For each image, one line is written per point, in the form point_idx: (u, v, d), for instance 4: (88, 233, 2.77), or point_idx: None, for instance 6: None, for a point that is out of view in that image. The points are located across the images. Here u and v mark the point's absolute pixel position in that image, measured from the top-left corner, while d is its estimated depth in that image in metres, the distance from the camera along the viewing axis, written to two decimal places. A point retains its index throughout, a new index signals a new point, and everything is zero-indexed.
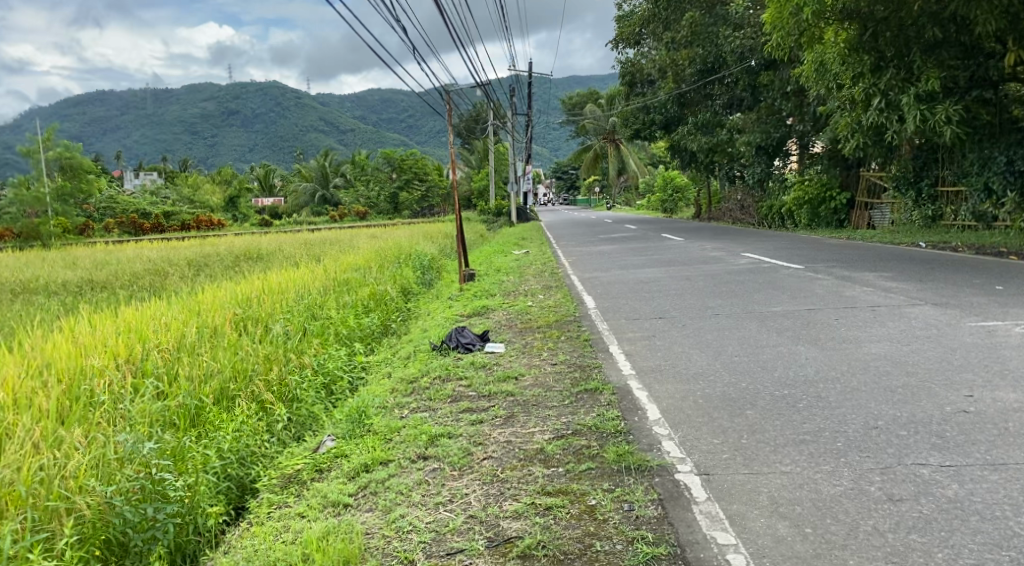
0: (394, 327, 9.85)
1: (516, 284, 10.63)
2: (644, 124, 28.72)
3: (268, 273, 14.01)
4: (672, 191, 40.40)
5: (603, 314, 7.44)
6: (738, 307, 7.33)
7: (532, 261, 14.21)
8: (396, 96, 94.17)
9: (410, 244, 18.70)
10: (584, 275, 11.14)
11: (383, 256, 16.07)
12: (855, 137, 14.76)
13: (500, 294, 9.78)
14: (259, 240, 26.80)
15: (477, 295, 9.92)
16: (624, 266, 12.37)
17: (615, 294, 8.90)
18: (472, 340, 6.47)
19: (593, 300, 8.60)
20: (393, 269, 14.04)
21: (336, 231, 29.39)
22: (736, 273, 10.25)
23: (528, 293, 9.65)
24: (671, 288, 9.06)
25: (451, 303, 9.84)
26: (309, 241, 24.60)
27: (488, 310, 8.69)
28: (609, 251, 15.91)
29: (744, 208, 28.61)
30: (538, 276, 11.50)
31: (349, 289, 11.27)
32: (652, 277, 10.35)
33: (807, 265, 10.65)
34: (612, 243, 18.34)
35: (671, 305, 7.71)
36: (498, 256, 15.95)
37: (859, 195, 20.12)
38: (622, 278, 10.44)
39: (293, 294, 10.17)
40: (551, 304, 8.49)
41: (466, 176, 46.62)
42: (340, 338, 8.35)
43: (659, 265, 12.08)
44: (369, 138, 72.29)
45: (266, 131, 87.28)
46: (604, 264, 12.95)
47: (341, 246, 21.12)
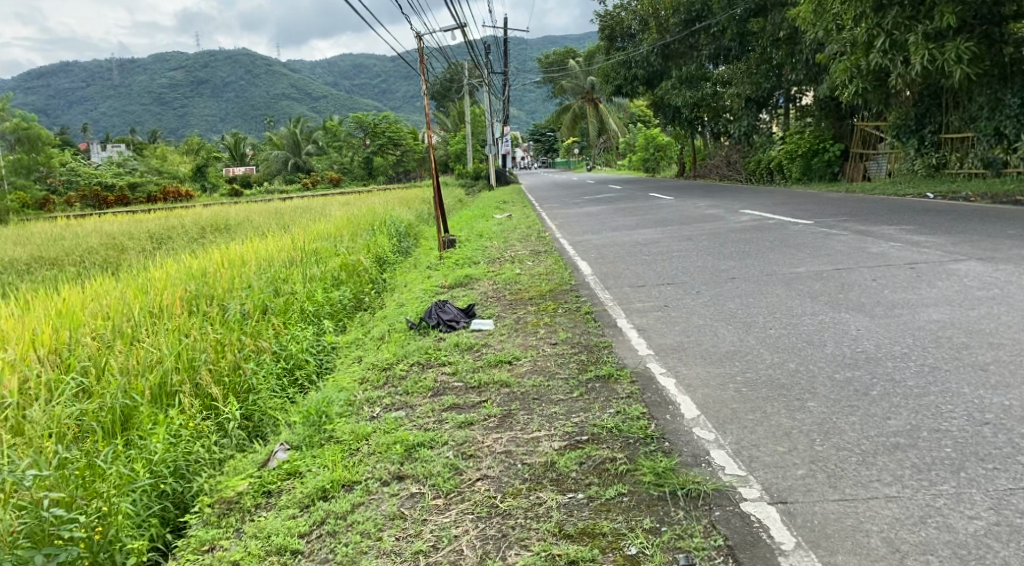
0: (369, 302, 8.97)
1: (501, 250, 9.76)
2: (625, 80, 27.68)
3: (231, 245, 13.05)
4: (654, 150, 39.46)
5: (603, 281, 6.60)
6: (756, 268, 6.50)
7: (515, 225, 13.32)
8: (369, 60, 92.02)
9: (385, 211, 17.74)
10: (574, 239, 10.32)
11: (356, 223, 15.09)
12: (855, 83, 14.05)
13: (484, 261, 8.92)
14: (228, 210, 25.72)
15: (459, 263, 9.05)
16: (615, 227, 11.50)
17: (611, 258, 8.04)
18: (456, 317, 5.60)
19: (588, 265, 7.74)
20: (367, 237, 13.11)
21: (309, 199, 28.33)
22: (739, 231, 9.42)
23: (514, 259, 8.78)
24: (673, 250, 8.21)
25: (431, 273, 8.97)
26: (280, 210, 23.56)
27: (472, 280, 7.82)
28: (595, 212, 15.05)
29: (730, 164, 27.78)
30: (524, 241, 10.61)
31: (319, 261, 10.35)
32: (648, 238, 9.50)
33: (815, 220, 9.88)
34: (597, 204, 17.48)
35: (678, 269, 6.86)
36: (479, 221, 15.06)
37: (853, 147, 19.33)
38: (616, 240, 9.63)
39: (255, 267, 9.25)
40: (541, 271, 7.62)
41: (442, 140, 45.43)
42: (308, 316, 7.46)
43: (653, 225, 11.23)
44: (341, 103, 70.58)
45: (235, 100, 85.10)
46: (594, 226, 12.12)
47: (312, 214, 20.09)
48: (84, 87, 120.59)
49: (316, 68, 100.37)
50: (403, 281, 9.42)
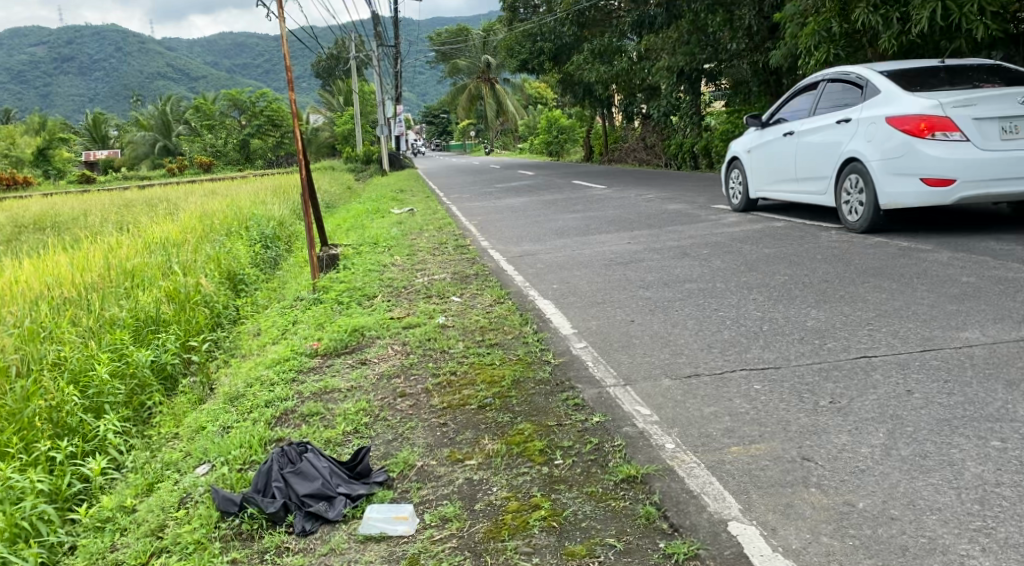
0: (199, 373, 5.77)
1: (402, 273, 6.65)
2: (531, 55, 24.84)
3: (20, 259, 9.42)
4: (557, 133, 36.65)
5: (609, 358, 3.61)
6: (877, 327, 3.65)
7: (420, 227, 10.13)
8: (249, 39, 85.67)
9: (251, 205, 14.20)
10: (511, 253, 7.33)
11: (207, 224, 11.59)
12: (828, 49, 11.75)
13: (388, 297, 5.74)
14: (66, 201, 21.36)
15: (342, 299, 5.85)
16: (559, 231, 8.53)
17: (591, 293, 5.11)
18: (320, 490, 2.51)
19: (558, 312, 4.70)
20: (218, 245, 9.76)
21: (169, 187, 24.14)
22: (749, 240, 6.59)
23: (437, 295, 5.67)
24: (683, 279, 5.26)
25: (295, 318, 5.75)
26: (129, 202, 19.51)
27: (365, 340, 4.66)
28: (519, 207, 12.11)
29: (649, 147, 24.75)
30: (437, 257, 7.49)
31: (129, 292, 7.01)
32: (622, 256, 6.54)
33: (841, 221, 7.26)
34: (517, 194, 14.54)
35: (726, 323, 3.98)
36: (373, 219, 11.80)
37: None
38: (575, 256, 6.71)
39: (8, 313, 5.85)
40: (484, 327, 4.54)
41: (329, 121, 41.37)
42: (65, 430, 4.26)
43: (611, 228, 8.32)
44: (220, 83, 64.85)
45: (101, 78, 77.33)
46: (528, 228, 9.16)
47: (164, 209, 16.33)
48: None
49: (189, 46, 92.58)
50: (254, 327, 6.22)
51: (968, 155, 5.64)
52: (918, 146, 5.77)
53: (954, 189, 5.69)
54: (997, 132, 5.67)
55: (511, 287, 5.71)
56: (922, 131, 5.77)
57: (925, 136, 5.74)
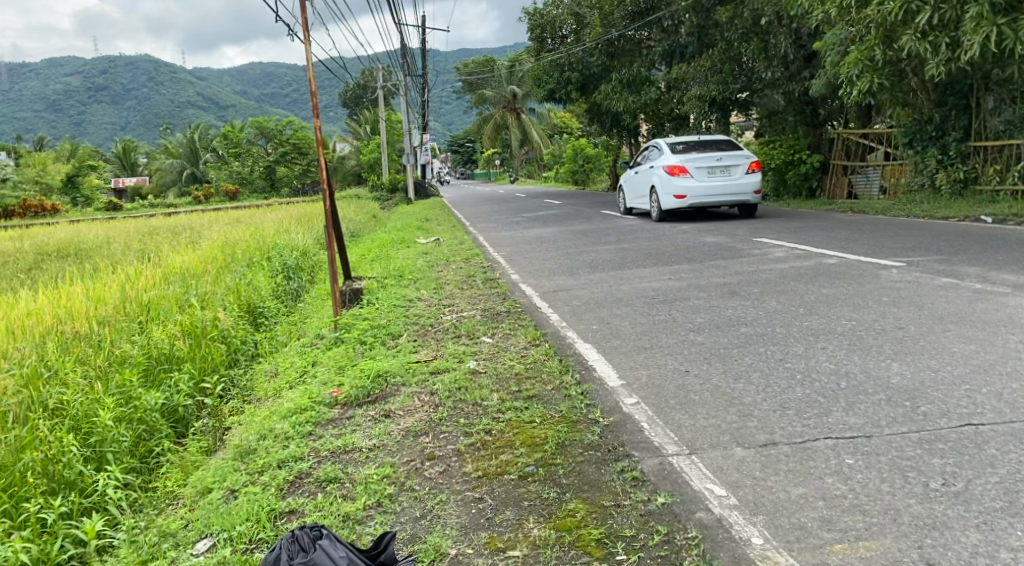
0: (213, 417, 5.40)
1: (430, 309, 6.29)
2: (558, 84, 24.59)
3: (37, 289, 9.18)
4: (583, 162, 36.27)
5: (667, 418, 3.18)
6: (975, 389, 3.20)
7: (447, 258, 9.75)
8: (277, 68, 86.58)
9: (275, 234, 13.93)
10: (544, 289, 6.93)
11: (230, 253, 11.33)
12: (868, 78, 11.33)
13: (415, 338, 5.31)
14: (92, 229, 21.28)
15: (365, 339, 5.45)
16: (594, 265, 8.12)
17: (638, 336, 4.67)
18: None
19: (601, 356, 4.27)
20: (239, 276, 9.47)
21: (195, 215, 24.08)
22: (802, 278, 6.16)
23: (468, 337, 5.21)
24: (737, 321, 4.83)
25: (315, 359, 5.35)
26: (154, 229, 19.36)
27: (389, 388, 4.26)
28: (549, 237, 11.71)
29: None
30: (465, 291, 7.10)
31: (143, 327, 6.69)
32: (665, 293, 6.12)
33: (898, 258, 6.79)
34: (545, 224, 14.15)
35: (797, 378, 3.54)
36: (398, 249, 11.45)
37: (835, 158, 16.46)
38: (614, 294, 6.30)
39: (14, 351, 5.54)
40: (520, 375, 4.11)
41: (355, 150, 41.40)
42: (62, 485, 3.90)
43: (649, 262, 7.89)
44: (248, 112, 65.45)
45: (133, 107, 78.48)
46: (560, 261, 8.76)
47: (187, 237, 16.12)
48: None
49: (218, 76, 93.97)
50: (272, 367, 5.84)
51: (692, 185, 11.35)
52: (671, 179, 11.53)
53: (687, 201, 11.40)
54: (708, 172, 11.30)
55: (548, 328, 5.18)
56: (671, 173, 11.56)
57: (676, 175, 11.47)
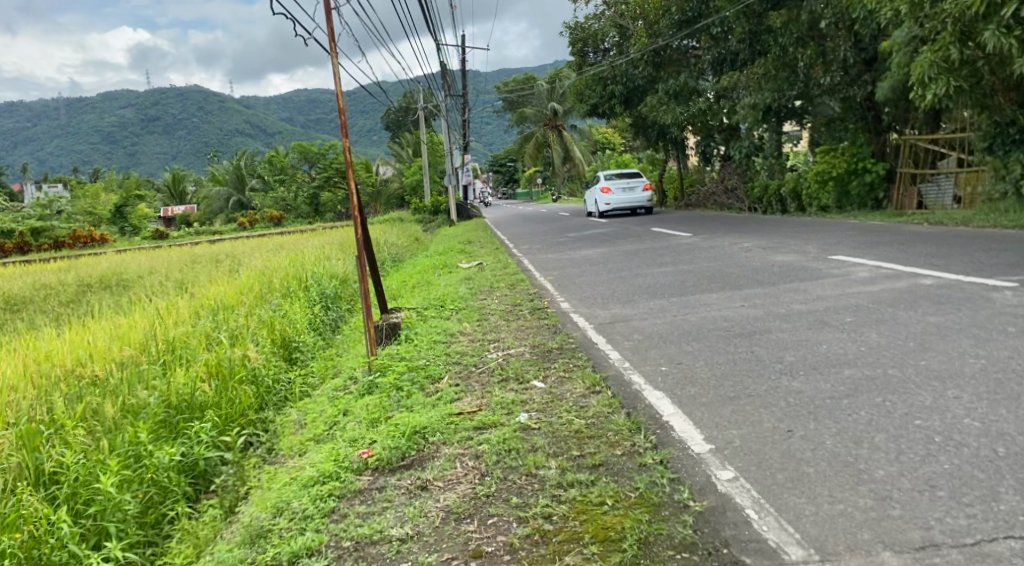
0: (234, 473, 4.82)
1: (473, 346, 5.64)
2: (601, 99, 23.93)
3: (66, 325, 8.79)
4: None
5: (780, 502, 2.50)
6: None
7: (492, 284, 9.13)
8: (320, 94, 87.41)
9: (314, 260, 13.47)
10: (600, 319, 6.25)
11: (266, 283, 10.87)
12: (943, 80, 10.45)
13: (459, 384, 4.64)
14: (136, 259, 21.16)
15: (400, 386, 4.80)
16: (652, 289, 7.42)
17: (718, 380, 3.98)
18: None
19: (676, 408, 3.56)
20: (274, 308, 8.99)
21: (237, 242, 23.89)
22: (897, 304, 5.38)
23: (517, 383, 4.52)
24: (837, 361, 4.08)
25: (344, 409, 4.73)
26: (195, 258, 19.11)
27: (428, 447, 3.61)
28: (598, 258, 11.03)
29: (728, 190, 23.35)
30: (513, 323, 6.45)
31: (165, 371, 6.20)
32: (740, 324, 5.40)
33: (1003, 277, 5.98)
34: (594, 244, 13.46)
35: (935, 442, 2.83)
36: (439, 275, 10.87)
37: (902, 166, 15.45)
38: (679, 324, 5.60)
39: (21, 401, 5.08)
40: (582, 434, 3.41)
41: (397, 172, 41.21)
42: None
43: (713, 286, 7.17)
44: (293, 137, 65.96)
45: (182, 137, 79.87)
46: (614, 285, 8.08)
47: (226, 265, 15.77)
48: (32, 129, 114.98)
49: (263, 103, 95.27)
50: (298, 414, 5.26)
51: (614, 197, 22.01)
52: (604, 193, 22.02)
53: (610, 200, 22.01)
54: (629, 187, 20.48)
55: (609, 370, 4.45)
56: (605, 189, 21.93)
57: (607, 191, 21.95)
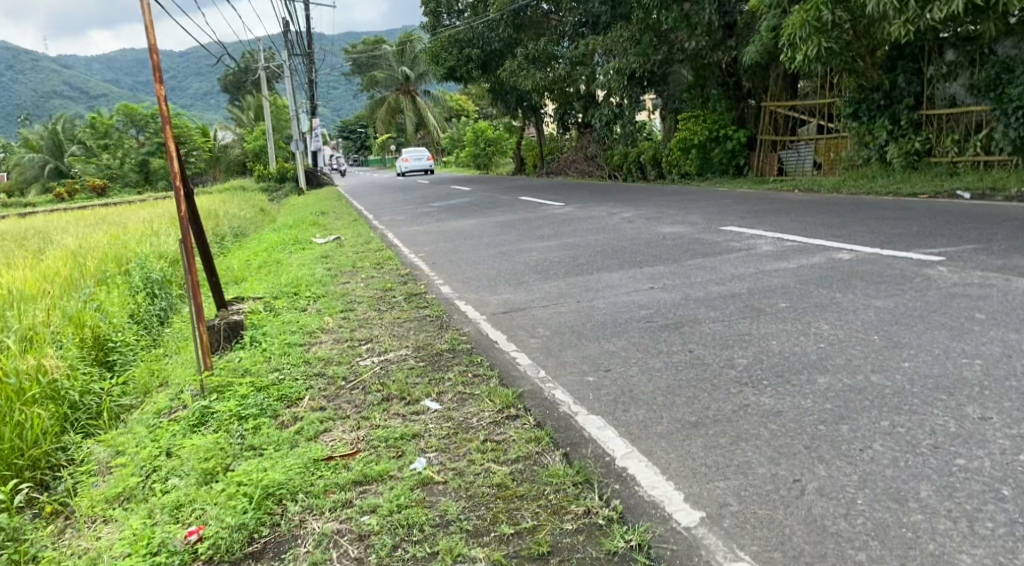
0: None
1: (339, 351, 4.60)
2: (457, 62, 22.77)
3: None
4: (484, 144, 34.37)
5: None
6: None
7: (353, 263, 7.96)
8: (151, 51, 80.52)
9: (140, 237, 11.73)
10: (488, 308, 5.30)
11: (79, 265, 9.23)
12: (813, 42, 10.04)
13: (327, 415, 3.58)
14: None
15: (244, 415, 3.69)
16: (540, 268, 6.55)
17: (663, 396, 3.12)
18: None
19: (626, 448, 2.67)
20: (85, 297, 7.51)
21: (52, 215, 21.17)
22: (830, 283, 4.74)
23: (402, 410, 3.51)
24: (803, 365, 3.30)
25: (168, 451, 3.59)
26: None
27: (283, 524, 2.58)
28: (469, 231, 10.06)
29: (588, 157, 22.86)
30: (385, 316, 5.38)
31: None
32: (657, 310, 4.61)
33: (922, 250, 5.49)
34: (461, 215, 12.45)
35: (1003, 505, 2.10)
36: (289, 253, 9.56)
37: (762, 133, 15.34)
38: (586, 313, 4.73)
39: None
40: (506, 494, 2.48)
41: (240, 138, 38.39)
42: None
43: (608, 263, 6.39)
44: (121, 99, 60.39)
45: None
46: (495, 264, 7.16)
47: (35, 243, 13.63)
48: None
49: (85, 61, 86.95)
50: (105, 447, 4.06)
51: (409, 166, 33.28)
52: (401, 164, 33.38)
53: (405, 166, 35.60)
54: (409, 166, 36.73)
55: (524, 386, 3.50)
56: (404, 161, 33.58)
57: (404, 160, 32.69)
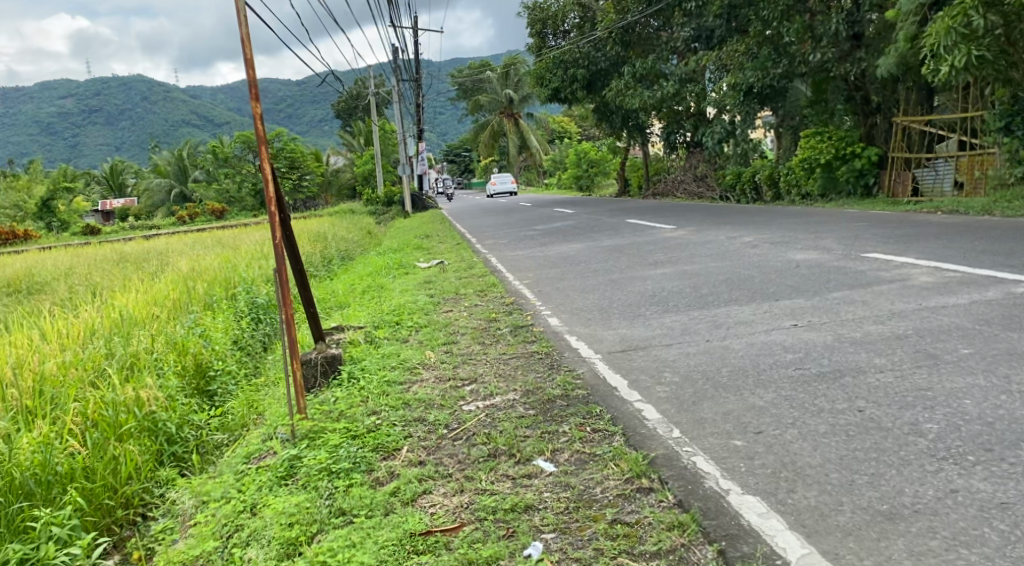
0: None
1: (441, 391, 4.15)
2: (562, 83, 22.40)
3: None
4: (587, 166, 33.80)
5: None
6: None
7: (457, 290, 7.57)
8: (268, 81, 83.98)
9: (249, 260, 11.75)
10: (606, 345, 4.75)
11: (189, 288, 9.22)
12: (960, 50, 9.06)
13: (426, 472, 3.11)
14: (57, 257, 19.11)
15: (336, 471, 3.25)
16: (660, 299, 5.96)
17: (833, 472, 2.52)
18: None
19: (805, 553, 2.10)
20: (190, 323, 7.38)
21: (172, 238, 21.92)
22: (1016, 325, 3.99)
23: (512, 472, 3.00)
24: (1015, 436, 2.63)
25: (252, 508, 3.21)
26: (122, 256, 17.16)
27: None
28: (577, 256, 9.55)
29: (698, 178, 21.98)
30: (491, 351, 4.91)
31: (21, 429, 4.64)
32: (807, 353, 3.96)
33: None
34: (568, 239, 11.95)
35: None
36: (393, 278, 9.28)
37: (893, 150, 14.13)
38: (717, 355, 4.14)
39: None
40: None
41: (349, 162, 39.23)
42: None
43: (736, 295, 5.74)
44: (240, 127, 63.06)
45: (125, 126, 76.07)
46: (608, 293, 6.62)
47: (153, 266, 13.98)
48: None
49: (208, 89, 91.55)
50: (191, 495, 3.74)
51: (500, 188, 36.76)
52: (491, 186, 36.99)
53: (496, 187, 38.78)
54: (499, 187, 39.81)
55: (656, 448, 2.94)
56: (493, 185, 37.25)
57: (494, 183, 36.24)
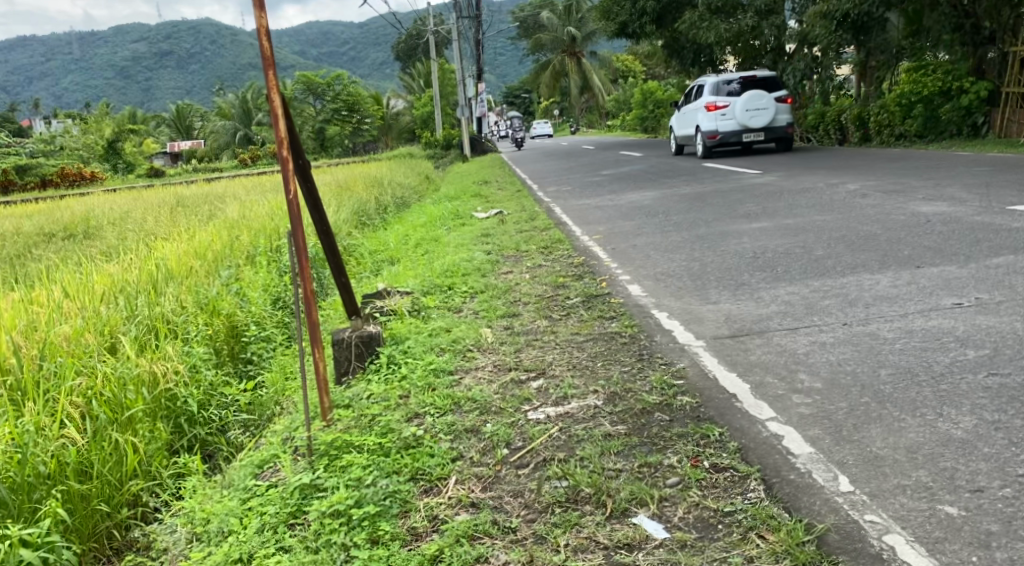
0: None
1: (499, 389, 3.21)
2: (631, 16, 20.89)
3: None
4: (654, 106, 32.04)
5: None
6: None
7: (519, 246, 6.59)
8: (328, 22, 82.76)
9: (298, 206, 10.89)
10: (709, 325, 3.76)
11: (234, 238, 8.34)
12: None
13: (483, 525, 2.20)
14: (113, 201, 18.63)
15: (359, 518, 2.32)
16: (767, 261, 4.91)
17: None
18: None
19: None
20: (226, 280, 6.50)
21: (229, 181, 21.32)
22: None
23: (605, 535, 2.08)
24: None
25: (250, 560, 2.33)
26: (176, 200, 16.55)
27: None
28: (656, 205, 8.46)
29: None
30: (563, 330, 3.94)
31: None
32: (996, 352, 2.89)
33: None
34: (643, 185, 10.83)
35: None
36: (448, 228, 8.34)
37: (1007, 84, 12.55)
38: (866, 348, 3.11)
39: None
40: None
41: (408, 104, 38.15)
42: None
43: (862, 258, 4.67)
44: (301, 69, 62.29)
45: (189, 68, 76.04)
46: (700, 252, 5.59)
47: (203, 211, 13.27)
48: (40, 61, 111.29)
49: None
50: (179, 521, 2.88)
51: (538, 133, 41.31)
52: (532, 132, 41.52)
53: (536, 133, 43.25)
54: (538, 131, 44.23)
55: (822, 514, 2.01)
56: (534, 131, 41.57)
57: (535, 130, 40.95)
